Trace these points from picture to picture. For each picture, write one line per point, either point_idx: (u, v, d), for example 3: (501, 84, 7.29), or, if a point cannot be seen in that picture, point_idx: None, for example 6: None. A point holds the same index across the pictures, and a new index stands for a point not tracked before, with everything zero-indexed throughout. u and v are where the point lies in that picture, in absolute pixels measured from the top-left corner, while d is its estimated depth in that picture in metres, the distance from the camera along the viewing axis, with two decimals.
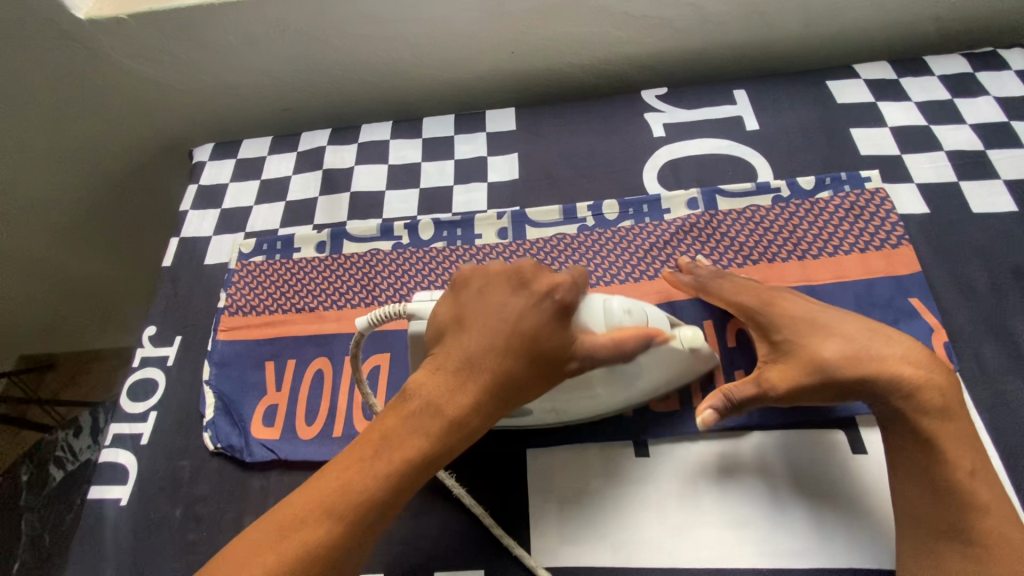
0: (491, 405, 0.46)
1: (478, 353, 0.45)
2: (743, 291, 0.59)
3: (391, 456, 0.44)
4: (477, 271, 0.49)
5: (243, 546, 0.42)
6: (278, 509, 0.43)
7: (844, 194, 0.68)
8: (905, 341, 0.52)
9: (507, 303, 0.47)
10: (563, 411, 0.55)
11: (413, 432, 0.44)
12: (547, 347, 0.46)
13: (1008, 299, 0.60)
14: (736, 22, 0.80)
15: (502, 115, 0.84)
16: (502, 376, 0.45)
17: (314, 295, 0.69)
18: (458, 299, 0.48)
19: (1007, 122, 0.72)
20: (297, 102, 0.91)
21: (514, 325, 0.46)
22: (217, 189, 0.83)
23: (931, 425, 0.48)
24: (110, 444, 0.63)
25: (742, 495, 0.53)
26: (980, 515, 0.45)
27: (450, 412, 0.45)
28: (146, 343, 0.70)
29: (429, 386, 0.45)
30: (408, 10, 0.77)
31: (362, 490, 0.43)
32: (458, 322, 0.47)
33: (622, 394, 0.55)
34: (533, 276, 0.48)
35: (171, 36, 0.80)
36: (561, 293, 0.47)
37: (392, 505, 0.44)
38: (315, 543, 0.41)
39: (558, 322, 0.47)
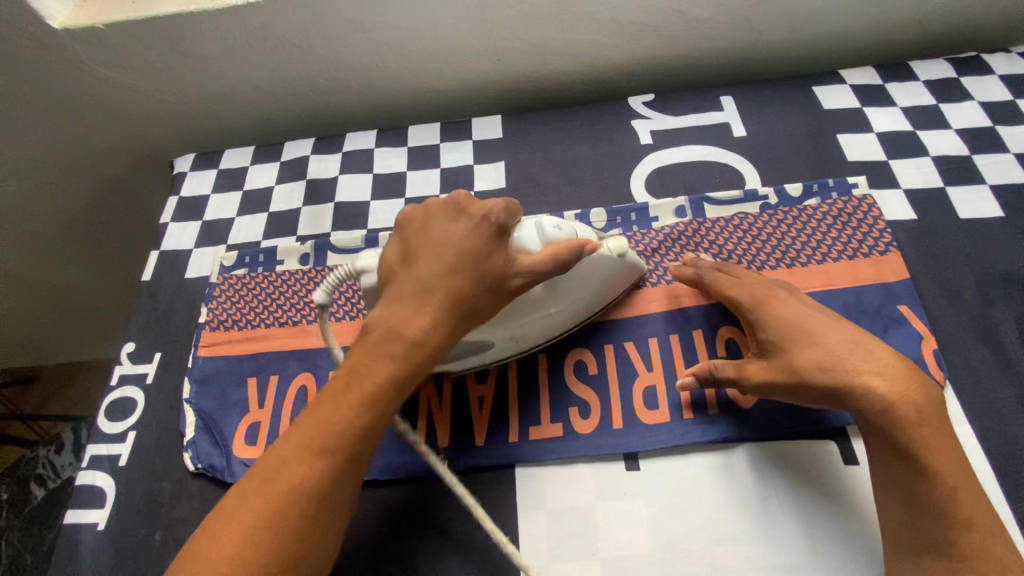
0: (451, 326, 0.48)
1: (429, 280, 0.48)
2: (738, 286, 0.59)
3: (362, 384, 0.47)
4: (416, 211, 0.53)
5: (234, 499, 0.44)
6: (264, 459, 0.46)
7: (832, 201, 0.67)
8: (887, 356, 0.51)
9: (449, 233, 0.50)
10: (523, 338, 0.58)
11: (378, 360, 0.47)
12: (491, 269, 0.50)
13: (996, 305, 0.60)
14: (721, 28, 0.80)
15: (489, 123, 0.83)
16: (457, 298, 0.48)
17: (297, 308, 0.68)
18: (403, 239, 0.52)
19: (991, 127, 0.72)
20: (280, 111, 0.89)
21: (459, 251, 0.49)
22: (198, 201, 0.81)
23: (911, 439, 0.47)
24: (87, 466, 0.61)
25: (735, 507, 0.53)
26: (965, 531, 0.45)
27: (411, 336, 0.47)
28: (125, 361, 0.68)
29: (387, 318, 0.48)
30: (391, 18, 0.76)
31: (339, 421, 0.45)
32: (405, 260, 0.50)
33: (569, 309, 0.59)
34: (465, 204, 0.52)
35: (150, 45, 0.79)
36: (495, 217, 0.51)
37: (369, 429, 0.46)
38: (302, 476, 0.44)
39: (498, 248, 0.51)
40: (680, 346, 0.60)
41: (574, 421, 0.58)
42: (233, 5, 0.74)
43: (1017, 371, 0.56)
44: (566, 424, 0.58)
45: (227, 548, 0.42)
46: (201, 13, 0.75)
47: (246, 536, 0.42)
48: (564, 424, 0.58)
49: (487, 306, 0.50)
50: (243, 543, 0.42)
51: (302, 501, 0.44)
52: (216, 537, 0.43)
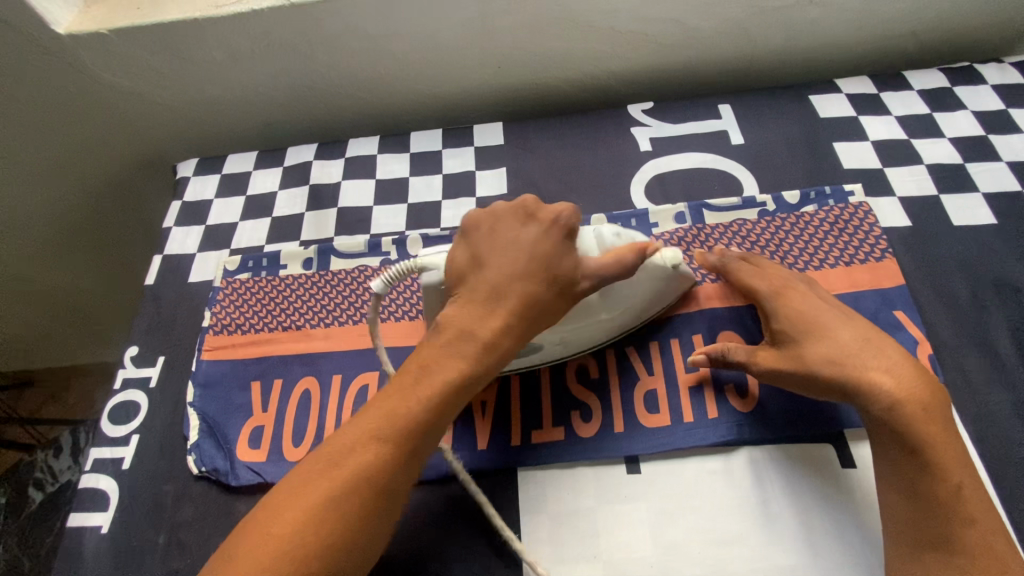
0: (518, 330, 0.51)
1: (502, 283, 0.51)
2: (757, 277, 0.60)
3: (432, 380, 0.48)
4: (493, 213, 0.55)
5: (298, 478, 0.46)
6: (329, 444, 0.47)
7: (829, 208, 0.69)
8: (896, 355, 0.52)
9: (522, 239, 0.53)
10: (571, 342, 0.60)
11: (449, 356, 0.49)
12: (560, 273, 0.52)
13: (989, 310, 0.61)
14: (719, 38, 0.81)
15: (490, 129, 0.84)
16: (526, 302, 0.50)
17: (301, 313, 0.68)
18: (476, 241, 0.54)
19: (984, 136, 0.74)
20: (283, 116, 0.90)
21: (531, 257, 0.52)
22: (201, 206, 0.82)
23: (919, 434, 0.48)
24: (90, 469, 0.62)
25: (735, 510, 0.53)
26: (966, 527, 0.45)
27: (481, 336, 0.49)
28: (128, 364, 0.69)
29: (458, 317, 0.50)
30: (395, 25, 0.77)
31: (411, 414, 0.47)
32: (478, 261, 0.53)
33: (619, 320, 0.59)
34: (541, 212, 0.54)
35: (155, 51, 0.79)
36: (565, 219, 0.53)
37: (434, 427, 0.48)
38: (369, 464, 0.45)
39: (568, 255, 0.53)
40: (681, 350, 0.61)
41: (577, 425, 0.59)
42: (238, 12, 0.75)
43: (1011, 375, 0.57)
44: (569, 427, 0.59)
45: (289, 526, 0.43)
46: (206, 20, 0.76)
47: (309, 515, 0.43)
48: (566, 428, 0.59)
49: (552, 314, 0.52)
50: (305, 522, 0.43)
51: (365, 489, 0.45)
52: (277, 514, 0.44)
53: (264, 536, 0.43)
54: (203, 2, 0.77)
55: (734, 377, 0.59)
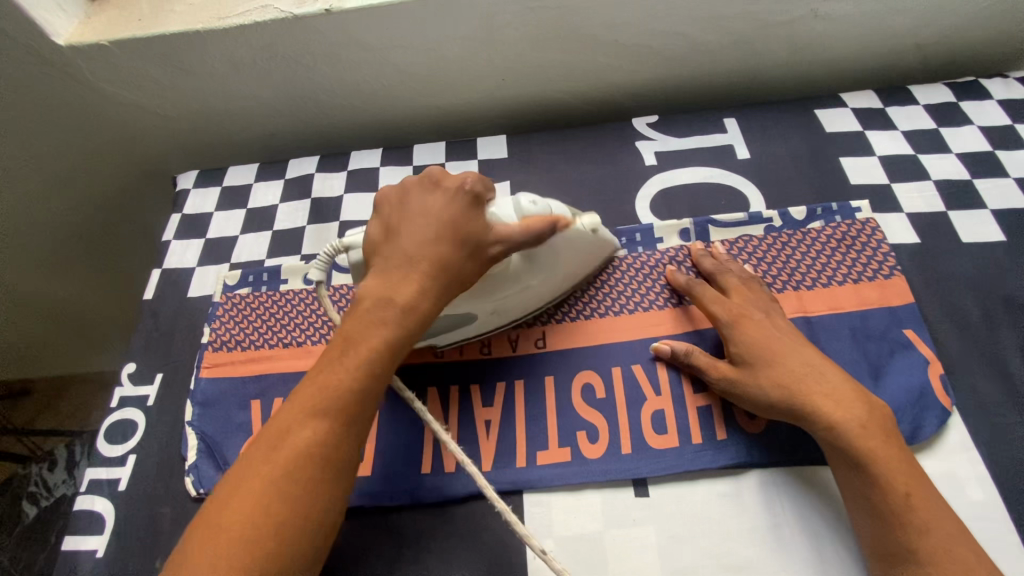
0: (440, 292, 0.51)
1: (415, 248, 0.51)
2: (719, 301, 0.60)
3: (358, 347, 0.48)
4: (400, 185, 0.56)
5: (238, 470, 0.44)
6: (266, 431, 0.46)
7: (836, 224, 0.68)
8: (835, 379, 0.52)
9: (432, 208, 0.53)
10: (505, 310, 0.62)
11: (371, 324, 0.48)
12: (470, 236, 0.52)
13: (1000, 329, 0.61)
14: (725, 51, 0.81)
15: (494, 142, 0.83)
16: (442, 267, 0.51)
17: (301, 329, 0.67)
18: (387, 216, 0.54)
19: (991, 151, 0.73)
20: (285, 127, 0.89)
21: (440, 223, 0.52)
22: (202, 218, 0.80)
23: (861, 450, 0.49)
24: (86, 491, 0.60)
25: (746, 534, 0.52)
26: (921, 535, 0.45)
27: (401, 300, 0.49)
28: (126, 382, 0.67)
29: (375, 287, 0.50)
30: (398, 38, 0.76)
31: (340, 383, 0.46)
32: (389, 232, 0.53)
33: (547, 284, 0.61)
34: (443, 178, 0.55)
35: (155, 62, 0.79)
36: (471, 185, 0.53)
37: (367, 389, 0.47)
38: (306, 439, 0.44)
39: (477, 219, 0.53)
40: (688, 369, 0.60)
41: (583, 446, 0.58)
42: (241, 24, 0.74)
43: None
44: (574, 448, 0.58)
45: (236, 515, 0.42)
46: (208, 32, 0.74)
47: (256, 503, 0.42)
48: (572, 448, 0.58)
49: (469, 275, 0.52)
50: (253, 508, 0.42)
51: (306, 464, 0.44)
52: (223, 509, 0.42)
53: (215, 530, 0.41)
54: (205, 13, 0.76)
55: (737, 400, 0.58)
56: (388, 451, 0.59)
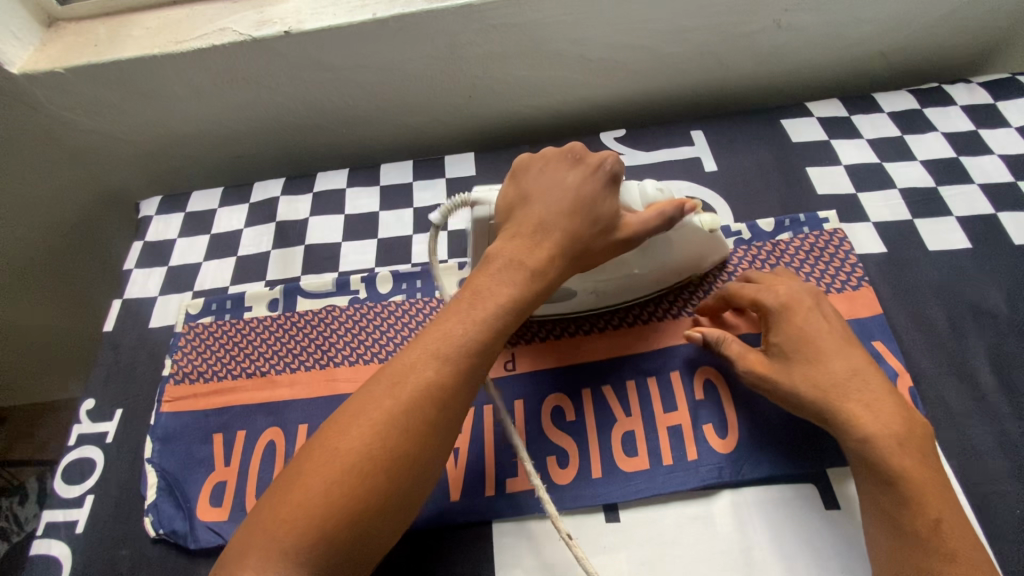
0: (565, 264, 0.52)
1: (550, 217, 0.52)
2: (767, 291, 0.57)
3: (482, 302, 0.49)
4: (536, 155, 0.57)
5: (359, 399, 0.46)
6: (387, 367, 0.47)
7: (804, 235, 0.68)
8: (879, 389, 0.50)
9: (570, 182, 0.54)
10: (604, 294, 0.62)
11: (499, 282, 0.50)
12: (603, 212, 0.53)
13: (967, 338, 0.60)
14: (689, 64, 0.81)
15: (462, 160, 0.82)
16: (569, 237, 0.52)
17: (266, 357, 0.66)
18: (521, 180, 0.55)
19: (955, 158, 0.74)
20: (250, 150, 0.88)
21: (576, 198, 0.53)
22: (164, 246, 0.79)
23: (894, 468, 0.47)
24: (41, 534, 0.58)
25: (719, 557, 0.51)
26: (948, 563, 0.43)
27: (531, 267, 0.51)
28: (84, 419, 0.65)
29: (506, 249, 0.52)
30: (360, 58, 0.75)
31: (465, 336, 0.48)
32: (525, 196, 0.54)
33: (655, 275, 0.61)
34: (582, 154, 0.56)
35: (113, 88, 0.77)
36: (611, 167, 0.54)
37: (490, 348, 0.49)
38: (429, 382, 0.46)
39: (610, 199, 0.54)
40: (659, 389, 0.60)
41: (553, 471, 0.57)
42: (198, 47, 0.73)
43: (993, 405, 0.56)
44: (545, 474, 0.57)
45: (354, 442, 0.43)
46: (165, 56, 0.73)
47: (374, 433, 0.44)
48: (543, 474, 0.57)
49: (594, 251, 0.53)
50: (370, 440, 0.43)
51: (425, 407, 0.45)
52: (343, 435, 0.44)
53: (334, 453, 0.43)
54: (163, 37, 0.75)
55: (711, 419, 0.57)
56: None
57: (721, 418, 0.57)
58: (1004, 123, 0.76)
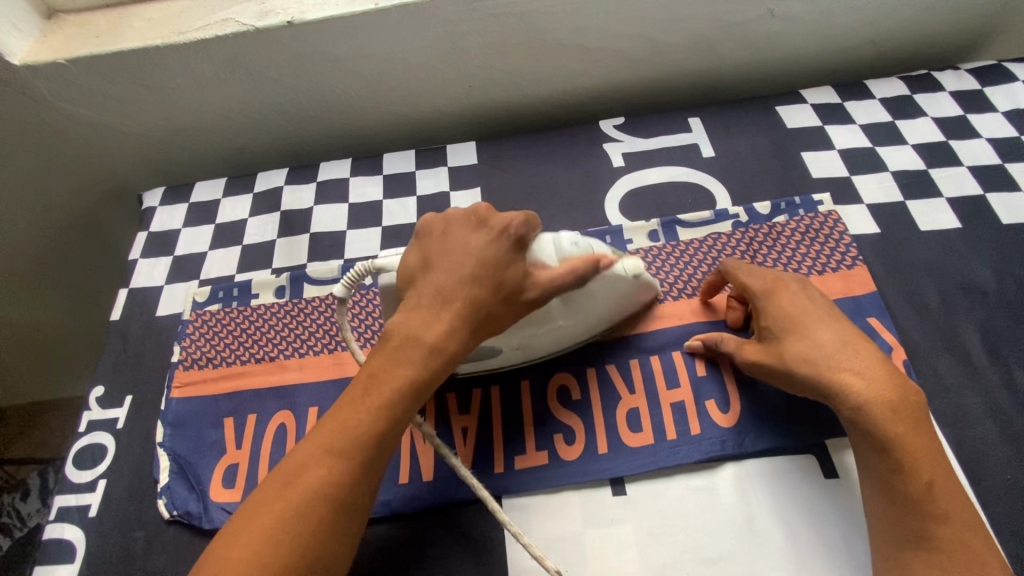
0: (471, 334, 0.50)
1: (447, 288, 0.50)
2: (753, 274, 0.59)
3: (379, 387, 0.48)
4: (436, 219, 0.55)
5: (253, 502, 0.45)
6: (282, 464, 0.46)
7: (800, 218, 0.70)
8: (870, 357, 0.52)
9: (470, 246, 0.52)
10: (531, 347, 0.60)
11: (397, 364, 0.48)
12: (508, 277, 0.51)
13: (958, 313, 0.62)
14: (687, 52, 0.82)
15: (464, 149, 0.83)
16: (473, 307, 0.50)
17: (274, 343, 0.66)
18: (420, 250, 0.53)
19: (945, 141, 0.76)
20: (253, 141, 0.89)
21: (478, 262, 0.51)
22: (169, 236, 0.79)
23: (888, 433, 0.48)
24: (54, 519, 0.59)
25: (722, 527, 0.53)
26: (939, 523, 0.46)
27: (430, 343, 0.48)
28: (94, 406, 0.66)
29: (404, 327, 0.49)
30: (362, 48, 0.76)
31: (360, 422, 0.46)
32: (425, 266, 0.52)
33: (580, 325, 0.60)
34: (478, 215, 0.54)
35: (115, 80, 0.78)
36: (516, 231, 0.52)
37: (387, 432, 0.47)
38: (323, 480, 0.45)
39: (515, 264, 0.51)
40: (661, 366, 0.61)
41: (559, 448, 0.58)
42: (201, 38, 0.73)
43: (983, 376, 0.58)
44: (551, 451, 0.58)
45: (245, 552, 0.42)
46: (168, 47, 0.74)
47: (265, 540, 0.42)
48: (549, 451, 0.58)
49: (503, 316, 0.51)
50: (261, 549, 0.42)
51: (318, 507, 0.44)
52: (234, 543, 0.43)
53: (223, 564, 0.41)
54: (165, 28, 0.75)
55: (713, 394, 0.59)
56: None
57: (722, 394, 0.59)
58: (992, 108, 0.78)
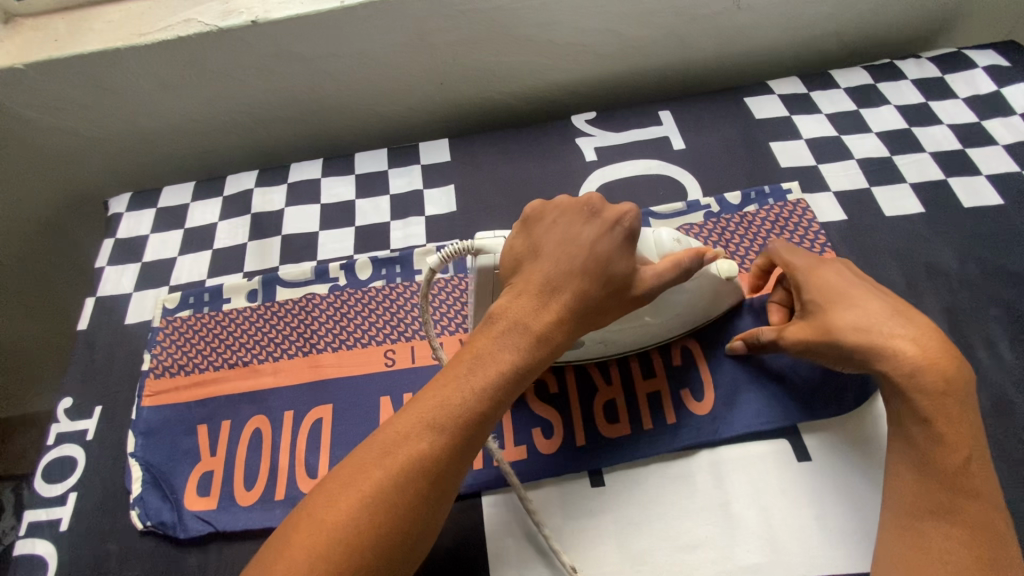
0: (575, 325, 0.48)
1: (560, 273, 0.48)
2: (795, 252, 0.58)
3: (486, 370, 0.45)
4: (545, 206, 0.52)
5: (347, 466, 0.43)
6: (379, 433, 0.44)
7: (770, 206, 0.71)
8: (923, 327, 0.50)
9: (582, 234, 0.50)
10: (613, 342, 0.58)
11: (503, 347, 0.46)
12: (618, 268, 0.49)
13: (923, 295, 0.64)
14: (655, 46, 0.83)
15: (436, 147, 0.83)
16: (584, 295, 0.47)
17: (248, 347, 0.66)
18: (530, 232, 0.51)
19: (908, 128, 0.77)
20: (222, 144, 0.87)
21: (593, 251, 0.48)
22: (136, 242, 0.78)
23: (933, 406, 0.47)
24: (24, 535, 0.57)
25: (698, 512, 0.54)
26: (970, 499, 0.45)
27: (538, 329, 0.46)
28: (62, 418, 0.64)
29: (512, 308, 0.47)
30: (329, 47, 0.75)
31: (465, 403, 0.44)
32: (533, 250, 0.49)
33: (668, 324, 0.59)
34: (597, 206, 0.51)
35: (76, 84, 0.76)
36: (630, 224, 0.49)
37: (488, 419, 0.45)
38: (422, 455, 0.42)
39: (626, 257, 0.49)
40: (637, 358, 0.62)
41: (538, 442, 0.58)
42: (163, 39, 0.72)
43: None
44: (530, 445, 0.58)
45: (341, 515, 0.40)
46: (129, 49, 0.72)
47: (363, 505, 0.40)
48: (528, 445, 0.58)
49: (609, 306, 0.49)
50: (358, 513, 0.40)
51: (417, 483, 0.42)
52: (329, 507, 0.40)
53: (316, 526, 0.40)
54: (125, 30, 0.73)
55: (690, 384, 0.60)
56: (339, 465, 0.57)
57: (698, 383, 0.60)
58: (952, 95, 0.80)
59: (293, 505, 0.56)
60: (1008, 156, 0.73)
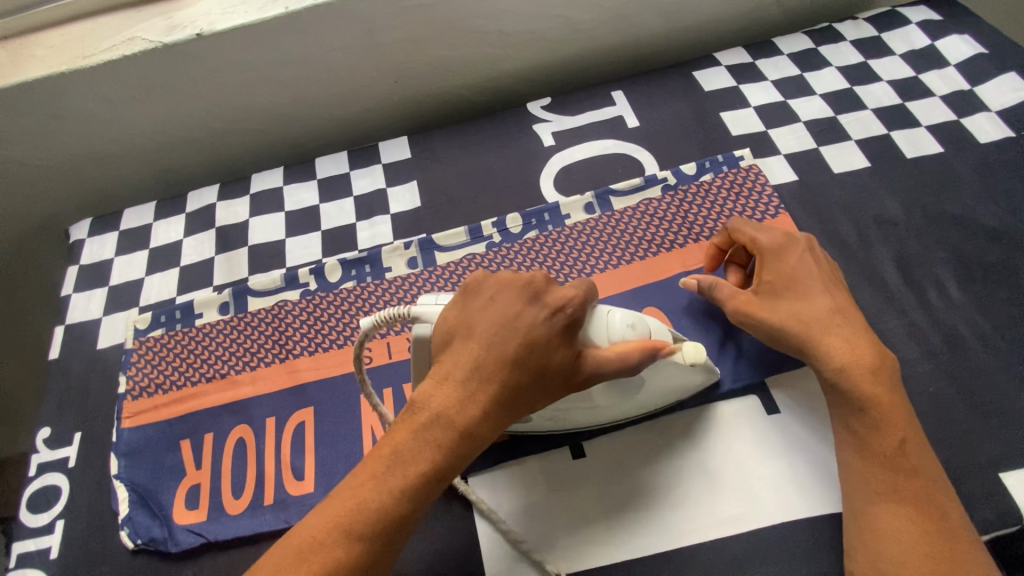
0: (502, 416, 0.45)
1: (489, 363, 0.44)
2: (764, 231, 0.59)
3: (405, 470, 0.43)
4: (480, 281, 0.47)
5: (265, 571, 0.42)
6: (296, 534, 0.43)
7: (724, 174, 0.73)
8: (859, 325, 0.53)
9: (515, 315, 0.45)
10: (562, 419, 0.55)
11: (424, 446, 0.43)
12: (555, 354, 0.45)
13: (874, 246, 0.67)
14: (603, 27, 0.84)
15: (396, 145, 0.84)
16: (511, 385, 0.44)
17: (224, 359, 0.66)
18: (464, 308, 0.46)
19: (850, 88, 0.80)
20: (180, 161, 0.87)
21: (526, 334, 0.45)
22: (101, 267, 0.77)
23: (865, 394, 0.50)
24: (15, 566, 0.57)
25: (675, 476, 0.55)
26: (911, 477, 0.47)
27: (461, 426, 0.44)
28: (42, 448, 0.64)
29: (436, 399, 0.44)
30: (279, 55, 0.75)
31: (382, 506, 0.42)
32: (465, 333, 0.45)
33: (618, 408, 0.55)
34: (537, 284, 0.47)
35: (24, 113, 0.75)
36: (568, 305, 0.46)
37: (409, 520, 0.43)
38: (335, 564, 0.41)
39: (564, 338, 0.46)
40: None
41: None
42: (108, 60, 0.71)
43: (902, 301, 0.62)
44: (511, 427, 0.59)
45: None
46: (74, 73, 0.71)
47: None
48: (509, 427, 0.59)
49: (541, 394, 0.46)
50: None
51: None
52: None
53: None
54: (70, 53, 0.72)
55: None
56: (324, 465, 0.58)
57: None
58: (889, 52, 0.83)
59: (283, 508, 0.56)
60: (944, 106, 0.76)
